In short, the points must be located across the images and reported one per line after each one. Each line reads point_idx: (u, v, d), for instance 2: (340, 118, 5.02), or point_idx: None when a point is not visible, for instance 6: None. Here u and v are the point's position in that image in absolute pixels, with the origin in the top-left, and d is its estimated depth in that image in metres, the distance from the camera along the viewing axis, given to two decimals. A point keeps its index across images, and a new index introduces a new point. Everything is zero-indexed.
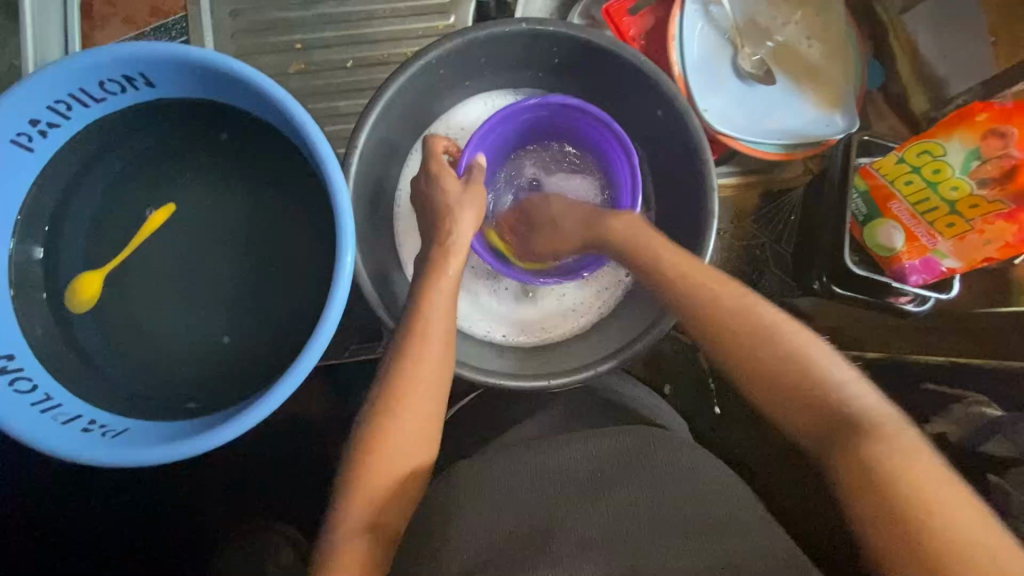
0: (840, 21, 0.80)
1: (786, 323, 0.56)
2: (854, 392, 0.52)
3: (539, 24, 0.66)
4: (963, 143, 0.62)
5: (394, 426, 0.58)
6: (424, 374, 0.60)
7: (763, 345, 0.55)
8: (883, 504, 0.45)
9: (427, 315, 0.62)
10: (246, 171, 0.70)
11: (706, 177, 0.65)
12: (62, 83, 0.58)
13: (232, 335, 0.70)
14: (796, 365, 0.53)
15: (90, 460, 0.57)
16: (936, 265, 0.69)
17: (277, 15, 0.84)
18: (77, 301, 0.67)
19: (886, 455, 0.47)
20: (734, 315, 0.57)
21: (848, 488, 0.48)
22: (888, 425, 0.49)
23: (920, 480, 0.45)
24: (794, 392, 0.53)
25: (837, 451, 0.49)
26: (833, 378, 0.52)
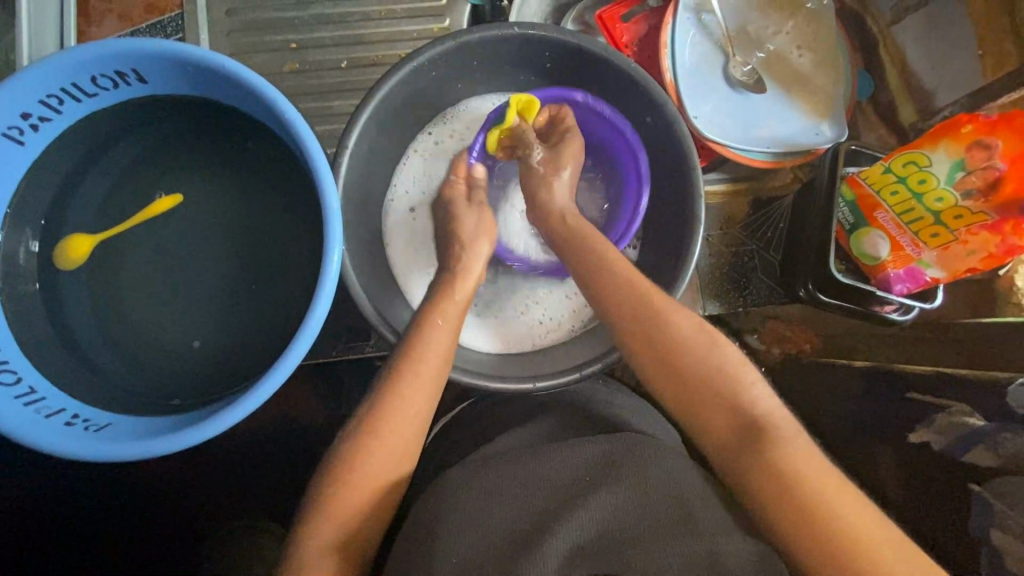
0: (830, 31, 0.81)
1: (717, 340, 0.59)
2: (765, 402, 0.55)
3: (528, 29, 0.66)
4: (948, 154, 0.62)
5: (382, 418, 0.59)
6: (423, 383, 0.61)
7: (693, 361, 0.57)
8: (789, 509, 0.49)
9: (428, 330, 0.64)
10: (237, 168, 0.71)
11: (693, 184, 0.66)
12: (55, 77, 0.58)
13: (204, 340, 0.70)
14: (720, 378, 0.56)
15: (71, 454, 0.57)
16: (920, 274, 0.69)
17: (272, 15, 0.85)
18: (63, 260, 0.67)
19: (790, 463, 0.51)
20: (660, 338, 0.59)
21: (761, 493, 0.51)
22: (786, 430, 0.53)
23: (821, 486, 0.49)
24: (717, 406, 0.55)
25: (749, 458, 0.52)
26: (748, 387, 0.56)
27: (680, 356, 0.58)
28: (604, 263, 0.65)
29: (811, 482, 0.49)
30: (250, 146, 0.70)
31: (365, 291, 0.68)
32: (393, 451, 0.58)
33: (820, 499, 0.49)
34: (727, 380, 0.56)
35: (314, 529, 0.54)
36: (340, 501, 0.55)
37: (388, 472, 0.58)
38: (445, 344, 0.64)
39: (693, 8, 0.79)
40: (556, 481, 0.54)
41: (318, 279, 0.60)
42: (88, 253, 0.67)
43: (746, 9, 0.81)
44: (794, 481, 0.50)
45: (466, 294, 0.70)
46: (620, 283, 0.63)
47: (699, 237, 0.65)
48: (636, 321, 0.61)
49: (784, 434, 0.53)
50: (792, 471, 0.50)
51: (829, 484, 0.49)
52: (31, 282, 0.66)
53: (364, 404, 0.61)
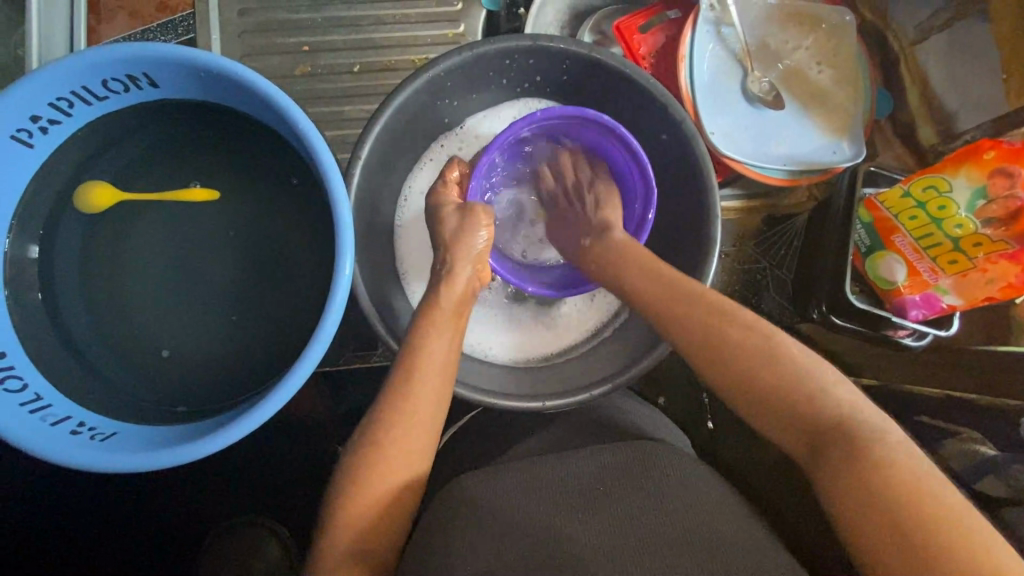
0: (851, 49, 0.79)
1: (790, 344, 0.56)
2: (849, 404, 0.52)
3: (546, 42, 0.65)
4: (969, 180, 0.61)
5: (388, 438, 0.58)
6: (421, 395, 0.59)
7: (759, 360, 0.55)
8: (883, 512, 0.44)
9: (423, 337, 0.62)
10: (247, 173, 0.70)
11: (709, 205, 0.65)
12: (67, 79, 0.58)
13: (171, 349, 0.69)
14: (798, 380, 0.53)
15: (76, 464, 0.56)
16: (937, 300, 0.69)
17: (287, 16, 0.84)
18: (82, 195, 0.66)
19: (880, 463, 0.46)
20: (717, 335, 0.57)
21: (839, 491, 0.47)
22: (877, 433, 0.49)
23: (921, 493, 0.44)
24: (792, 410, 0.53)
25: (834, 458, 0.49)
26: (829, 394, 0.52)
27: (737, 351, 0.56)
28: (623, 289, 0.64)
29: (907, 480, 0.45)
30: (262, 153, 0.69)
31: (375, 303, 0.67)
32: (393, 467, 0.57)
33: (909, 492, 0.44)
34: (804, 382, 0.53)
35: (331, 543, 0.55)
36: (352, 511, 0.55)
37: (398, 484, 0.57)
38: (445, 355, 0.62)
39: (713, 20, 0.78)
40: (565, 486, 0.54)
41: (327, 296, 0.59)
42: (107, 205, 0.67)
43: (766, 23, 0.80)
44: (883, 478, 0.46)
45: (458, 294, 0.66)
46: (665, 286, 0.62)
47: (714, 260, 0.65)
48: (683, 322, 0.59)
49: (876, 435, 0.49)
50: (882, 473, 0.46)
51: (929, 483, 0.45)
52: (38, 289, 0.65)
53: (368, 418, 0.60)
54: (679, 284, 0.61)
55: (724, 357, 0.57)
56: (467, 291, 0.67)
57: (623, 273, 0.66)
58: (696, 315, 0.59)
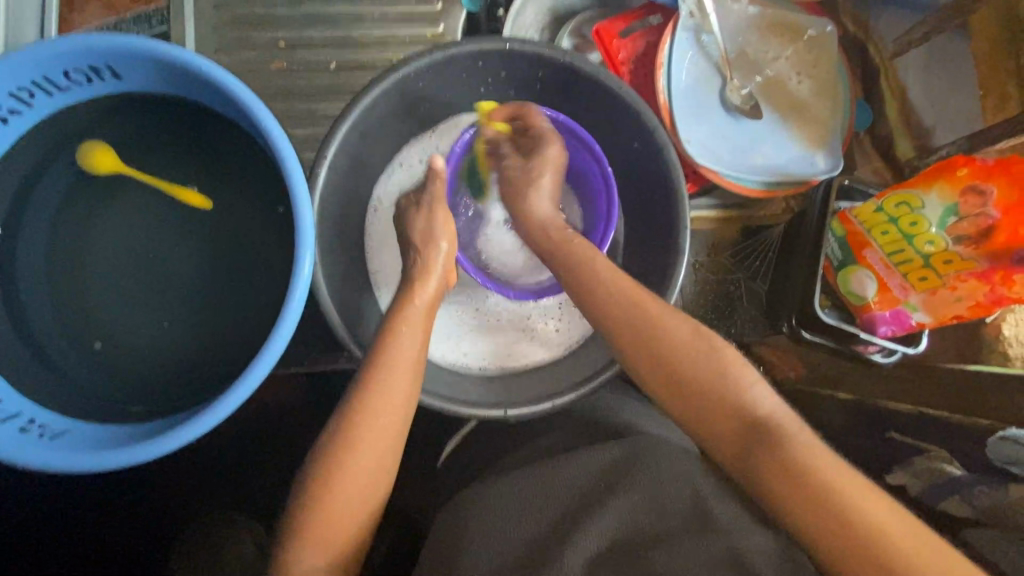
0: (831, 61, 0.78)
1: (721, 346, 0.55)
2: (767, 403, 0.51)
3: (518, 45, 0.64)
4: (941, 197, 0.61)
5: (357, 455, 0.56)
6: (392, 406, 0.58)
7: (686, 358, 0.54)
8: (816, 509, 0.45)
9: (392, 343, 0.61)
10: (211, 168, 0.69)
11: (677, 214, 0.64)
12: (24, 70, 0.57)
13: (105, 342, 0.68)
14: (723, 384, 0.52)
15: (21, 461, 0.55)
16: (906, 317, 0.67)
17: (263, 11, 0.83)
18: (92, 153, 0.64)
19: (805, 459, 0.47)
20: (639, 327, 0.57)
21: (773, 492, 0.48)
22: (791, 428, 0.50)
23: (839, 485, 0.45)
24: (721, 406, 0.52)
25: (762, 456, 0.49)
26: (744, 382, 0.52)
27: (666, 343, 0.55)
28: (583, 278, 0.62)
29: (831, 475, 0.46)
30: (228, 150, 0.68)
31: (336, 305, 0.66)
32: (369, 475, 0.56)
33: (834, 488, 0.45)
34: (729, 378, 0.53)
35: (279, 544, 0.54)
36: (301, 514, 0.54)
37: (366, 493, 0.56)
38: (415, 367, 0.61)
39: (693, 28, 0.77)
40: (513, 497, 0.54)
41: (285, 299, 0.58)
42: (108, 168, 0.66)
43: (747, 32, 0.79)
44: (814, 474, 0.46)
45: (429, 300, 0.66)
46: (607, 294, 0.59)
47: (682, 270, 0.63)
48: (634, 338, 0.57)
49: (796, 432, 0.49)
50: (809, 469, 0.47)
51: (846, 475, 0.46)
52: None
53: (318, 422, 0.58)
54: (612, 287, 0.60)
55: (654, 351, 0.55)
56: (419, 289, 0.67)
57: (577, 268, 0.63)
58: (626, 314, 0.58)
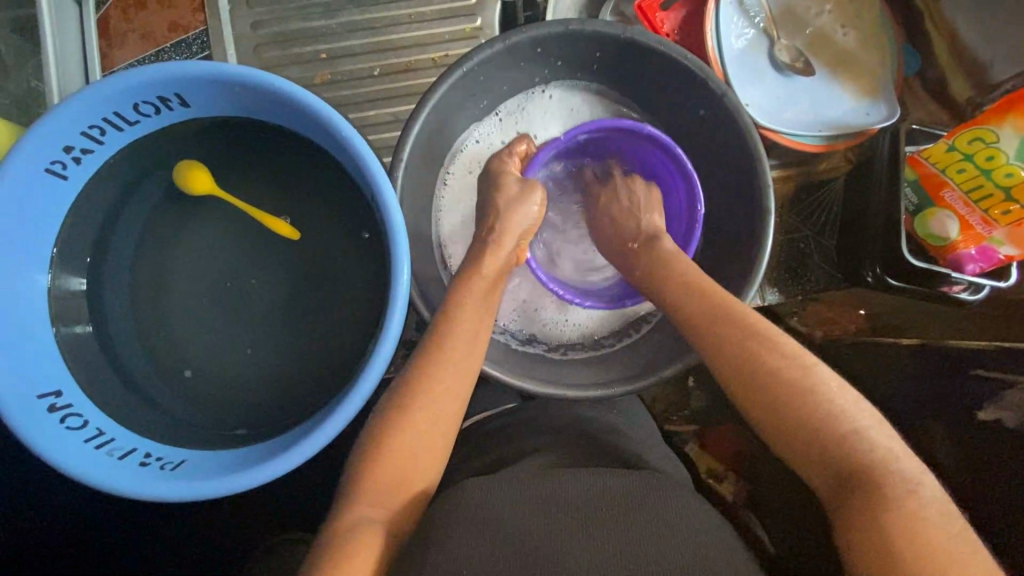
0: (876, 9, 0.79)
1: (839, 393, 0.53)
2: (884, 455, 0.50)
3: (578, 26, 0.64)
4: (1016, 129, 0.62)
5: (411, 422, 0.57)
6: (450, 375, 0.59)
7: (801, 392, 0.54)
8: (906, 561, 0.44)
9: (454, 326, 0.61)
10: (282, 186, 0.69)
11: (759, 176, 0.64)
12: (97, 107, 0.56)
13: (196, 368, 0.68)
14: (835, 430, 0.51)
15: (146, 494, 0.56)
16: (993, 252, 0.68)
17: (301, 25, 0.82)
18: (189, 173, 0.65)
19: (909, 513, 0.46)
20: (749, 356, 0.57)
21: (860, 537, 0.47)
22: (905, 482, 0.48)
23: (938, 544, 0.44)
24: (826, 446, 0.51)
25: (859, 503, 0.48)
26: (858, 426, 0.51)
27: (782, 375, 0.55)
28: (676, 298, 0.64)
29: (930, 534, 0.45)
30: (296, 165, 0.68)
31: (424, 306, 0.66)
32: (417, 450, 0.56)
33: (931, 546, 0.44)
34: (843, 417, 0.52)
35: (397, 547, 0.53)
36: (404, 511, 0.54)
37: (410, 463, 0.56)
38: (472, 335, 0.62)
39: None
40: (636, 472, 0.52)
41: (388, 302, 0.59)
42: (201, 186, 0.65)
43: None
44: (912, 528, 0.45)
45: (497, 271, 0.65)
46: (704, 308, 0.61)
47: (769, 231, 0.64)
48: (738, 373, 0.57)
49: (906, 484, 0.48)
50: (910, 523, 0.45)
51: (951, 537, 0.45)
52: (83, 322, 0.65)
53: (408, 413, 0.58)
54: (718, 314, 0.60)
55: (764, 384, 0.55)
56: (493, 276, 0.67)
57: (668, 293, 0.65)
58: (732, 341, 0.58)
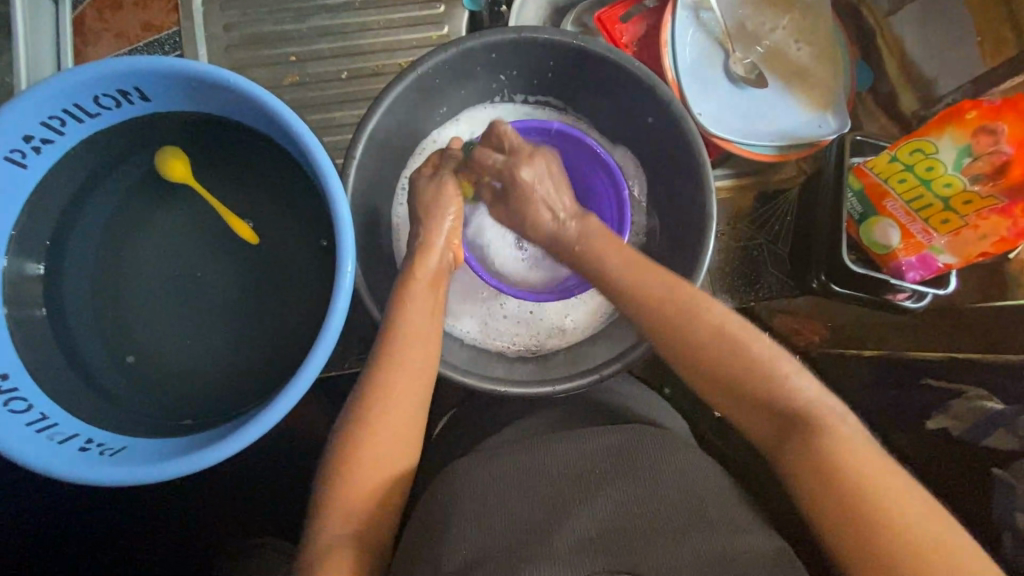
0: (827, 26, 0.81)
1: (763, 346, 0.57)
2: (809, 395, 0.54)
3: (530, 34, 0.66)
4: (954, 140, 0.62)
5: (374, 439, 0.58)
6: (404, 388, 0.60)
7: (732, 355, 0.56)
8: (832, 497, 0.49)
9: (404, 330, 0.62)
10: (241, 181, 0.70)
11: (703, 182, 0.66)
12: (57, 98, 0.58)
13: (137, 355, 0.69)
14: (759, 380, 0.55)
15: (83, 478, 0.56)
16: (932, 261, 0.70)
17: (272, 28, 0.85)
18: (166, 159, 0.67)
19: (830, 448, 0.50)
20: (679, 322, 0.59)
21: (798, 479, 0.51)
22: (828, 420, 0.52)
23: (860, 474, 0.49)
24: (757, 399, 0.55)
25: (792, 448, 0.53)
26: (782, 375, 0.55)
27: (709, 339, 0.58)
28: (611, 272, 0.65)
29: (854, 466, 0.49)
30: (255, 159, 0.70)
31: (374, 300, 0.68)
32: (382, 459, 0.58)
33: (855, 476, 0.49)
34: (768, 372, 0.55)
35: (337, 537, 0.54)
36: (351, 502, 0.56)
37: (379, 483, 0.57)
38: (426, 353, 0.62)
39: (691, 6, 0.80)
40: (575, 468, 0.53)
41: (332, 294, 0.60)
42: (179, 171, 0.68)
43: (743, 5, 0.82)
44: (834, 463, 0.50)
45: (432, 274, 0.67)
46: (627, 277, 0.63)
47: (710, 235, 0.65)
48: (677, 348, 0.59)
49: (827, 420, 0.52)
50: (832, 458, 0.50)
51: (872, 465, 0.49)
52: (37, 307, 0.66)
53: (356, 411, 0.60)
54: (648, 282, 0.62)
55: (695, 349, 0.58)
56: (443, 273, 0.68)
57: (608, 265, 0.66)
58: (663, 304, 0.60)
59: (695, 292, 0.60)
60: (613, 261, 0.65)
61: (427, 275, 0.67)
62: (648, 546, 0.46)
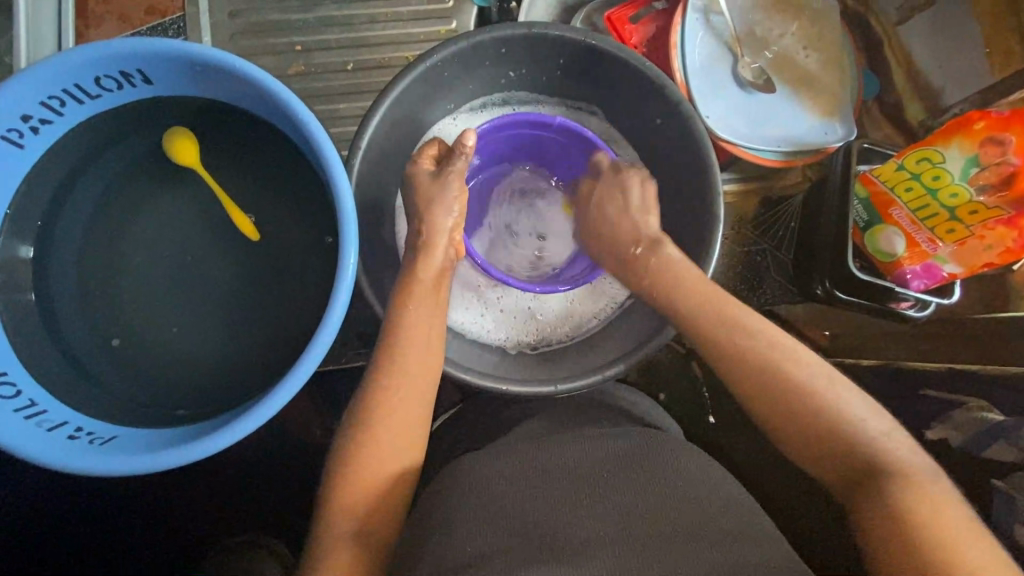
0: (835, 34, 0.82)
1: (842, 390, 0.57)
2: (887, 444, 0.54)
3: (542, 30, 0.66)
4: (961, 151, 0.62)
5: (377, 437, 0.57)
6: (408, 384, 0.59)
7: (802, 394, 0.57)
8: (905, 547, 0.48)
9: (408, 325, 0.61)
10: (243, 168, 0.69)
11: (711, 184, 0.66)
12: (57, 78, 0.57)
13: (123, 339, 0.67)
14: (813, 403, 0.56)
15: (72, 467, 0.54)
16: (937, 270, 0.70)
17: (279, 17, 0.84)
18: (179, 139, 0.66)
19: (903, 497, 0.50)
20: (750, 356, 0.60)
21: (871, 528, 0.51)
22: (908, 472, 0.52)
23: (935, 525, 0.48)
24: (827, 442, 0.56)
25: (867, 496, 0.52)
26: (858, 420, 0.55)
27: (779, 376, 0.58)
28: (666, 293, 0.65)
29: (929, 518, 0.49)
30: (258, 147, 0.69)
31: (375, 294, 0.67)
32: (383, 458, 0.57)
33: (930, 527, 0.48)
34: (840, 414, 0.56)
35: (335, 533, 0.54)
36: (349, 498, 0.55)
37: (377, 479, 0.56)
38: (428, 350, 0.62)
39: (702, 9, 0.80)
40: (578, 471, 0.52)
41: (333, 285, 0.58)
42: (187, 155, 0.67)
43: (753, 10, 0.82)
44: (907, 513, 0.50)
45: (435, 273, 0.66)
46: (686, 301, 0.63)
47: (718, 236, 0.65)
48: (745, 380, 0.60)
49: (908, 472, 0.52)
50: (904, 507, 0.50)
51: (948, 518, 0.49)
52: (29, 290, 0.64)
53: (358, 408, 0.59)
54: (714, 310, 0.63)
55: (764, 385, 0.59)
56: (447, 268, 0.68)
57: (666, 284, 0.65)
58: (731, 335, 0.62)
59: (769, 327, 0.61)
60: (670, 285, 0.65)
61: (431, 270, 0.66)
62: (651, 548, 0.46)
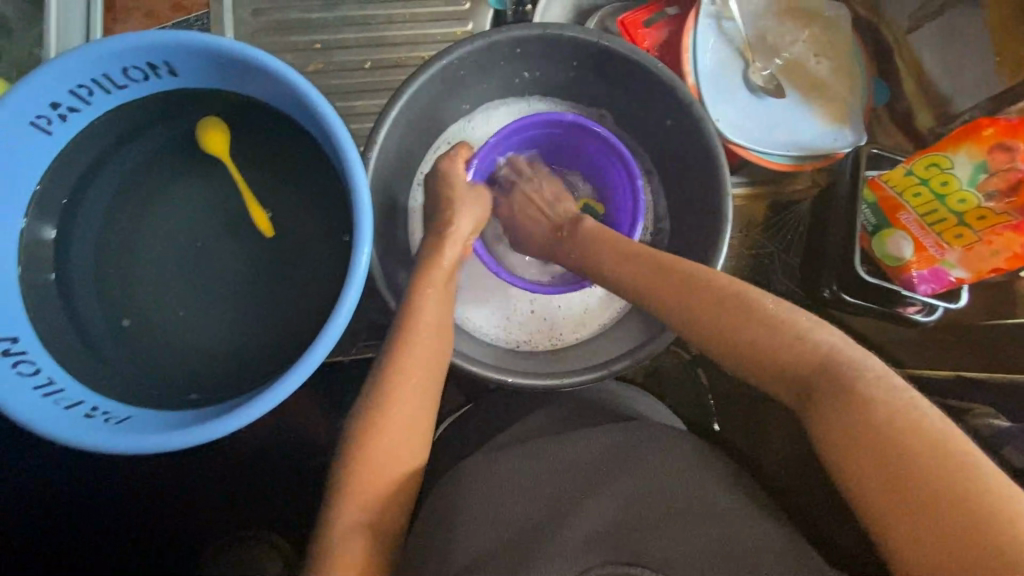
0: (846, 42, 0.83)
1: (777, 307, 0.57)
2: (835, 353, 0.53)
3: (556, 30, 0.67)
4: (969, 156, 0.63)
5: (386, 424, 0.58)
6: (419, 373, 0.60)
7: (746, 321, 0.57)
8: (866, 455, 0.46)
9: (418, 316, 0.62)
10: (261, 160, 0.71)
11: (720, 184, 0.66)
12: (86, 67, 0.58)
13: (133, 318, 0.68)
14: (758, 329, 0.56)
15: (88, 444, 0.56)
16: (944, 275, 0.70)
17: (300, 15, 0.86)
18: (213, 129, 0.69)
19: (857, 405, 0.48)
20: (692, 293, 0.60)
21: (832, 444, 0.49)
22: (857, 374, 0.50)
23: (891, 425, 0.46)
24: (778, 362, 0.55)
25: (822, 410, 0.50)
26: (802, 332, 0.55)
27: (721, 307, 0.58)
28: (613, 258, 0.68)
29: (883, 419, 0.47)
30: (276, 139, 0.70)
31: (387, 285, 0.68)
32: (393, 445, 0.58)
33: (886, 430, 0.46)
34: (787, 332, 0.55)
35: (343, 518, 0.54)
36: (357, 483, 0.56)
37: (383, 466, 0.57)
38: (439, 341, 0.63)
39: (714, 15, 0.81)
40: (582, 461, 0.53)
41: (346, 274, 0.60)
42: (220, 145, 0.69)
43: (765, 17, 0.83)
44: (862, 419, 0.47)
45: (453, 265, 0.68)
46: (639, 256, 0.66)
47: (727, 235, 0.66)
48: (691, 319, 0.60)
49: (859, 377, 0.50)
50: (859, 414, 0.48)
51: (901, 416, 0.46)
52: (51, 271, 0.66)
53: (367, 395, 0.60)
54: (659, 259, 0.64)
55: (711, 318, 0.59)
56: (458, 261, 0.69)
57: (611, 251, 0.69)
58: (674, 274, 0.62)
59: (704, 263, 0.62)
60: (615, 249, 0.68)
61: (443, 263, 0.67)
62: None
